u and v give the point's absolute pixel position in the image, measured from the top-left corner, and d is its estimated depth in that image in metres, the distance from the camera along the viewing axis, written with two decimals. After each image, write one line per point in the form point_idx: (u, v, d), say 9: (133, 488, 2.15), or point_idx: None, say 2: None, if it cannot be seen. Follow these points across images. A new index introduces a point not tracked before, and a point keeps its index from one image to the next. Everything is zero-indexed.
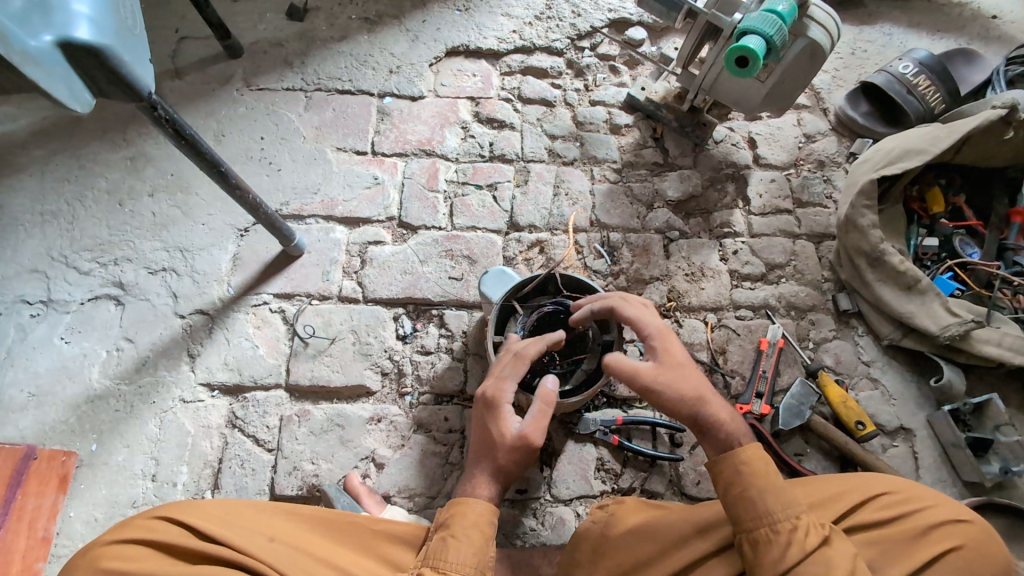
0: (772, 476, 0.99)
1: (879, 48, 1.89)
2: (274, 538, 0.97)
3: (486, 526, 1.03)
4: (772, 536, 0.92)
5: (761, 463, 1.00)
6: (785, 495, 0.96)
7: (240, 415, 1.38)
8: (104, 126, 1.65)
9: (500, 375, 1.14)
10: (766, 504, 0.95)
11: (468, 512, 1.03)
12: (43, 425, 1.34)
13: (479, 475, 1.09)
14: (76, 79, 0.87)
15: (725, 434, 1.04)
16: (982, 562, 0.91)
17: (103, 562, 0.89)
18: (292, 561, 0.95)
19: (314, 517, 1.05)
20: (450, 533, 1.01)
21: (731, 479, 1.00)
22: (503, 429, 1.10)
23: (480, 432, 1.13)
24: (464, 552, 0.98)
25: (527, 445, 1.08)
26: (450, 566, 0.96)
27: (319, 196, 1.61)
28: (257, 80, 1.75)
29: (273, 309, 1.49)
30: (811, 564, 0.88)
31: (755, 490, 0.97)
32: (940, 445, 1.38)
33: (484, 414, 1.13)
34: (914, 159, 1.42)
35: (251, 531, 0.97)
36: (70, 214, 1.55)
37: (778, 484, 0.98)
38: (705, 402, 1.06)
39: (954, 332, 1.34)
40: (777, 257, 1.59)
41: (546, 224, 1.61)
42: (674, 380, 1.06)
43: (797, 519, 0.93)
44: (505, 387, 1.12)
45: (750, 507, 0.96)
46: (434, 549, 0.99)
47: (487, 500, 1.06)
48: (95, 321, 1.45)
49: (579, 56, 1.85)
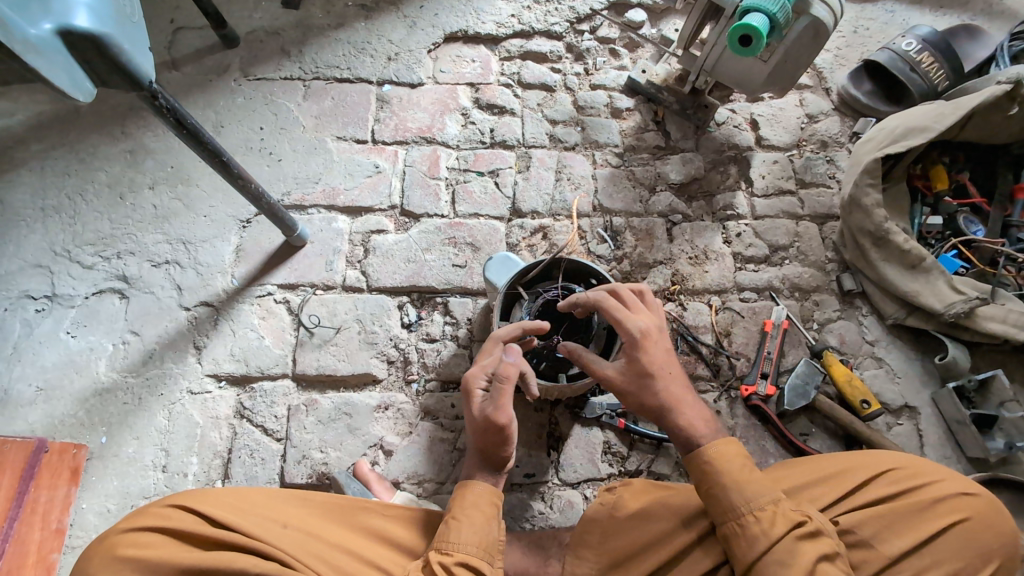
0: (736, 470, 0.98)
1: (881, 25, 1.87)
2: (287, 524, 0.99)
3: (487, 507, 1.04)
4: (741, 529, 0.93)
5: (725, 459, 1.00)
6: (752, 485, 0.96)
7: (248, 405, 1.39)
8: (103, 119, 1.64)
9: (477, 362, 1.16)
10: (729, 500, 0.96)
11: (468, 495, 1.05)
12: (52, 419, 1.35)
13: (470, 464, 1.12)
14: (78, 68, 0.87)
15: (688, 435, 1.05)
16: (987, 534, 0.93)
17: (119, 550, 0.90)
18: (306, 546, 0.96)
19: (328, 505, 1.07)
20: (452, 516, 1.02)
21: (699, 472, 1.01)
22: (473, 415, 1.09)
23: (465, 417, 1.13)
24: (466, 531, 0.99)
25: (494, 426, 1.05)
26: (455, 546, 0.97)
27: (319, 186, 1.61)
28: (254, 70, 1.74)
29: (277, 300, 1.49)
30: (777, 553, 0.88)
31: (718, 486, 0.97)
32: (944, 422, 1.39)
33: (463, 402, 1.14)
34: (919, 136, 1.41)
35: (265, 518, 0.98)
36: (72, 208, 1.55)
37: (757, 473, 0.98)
38: (674, 407, 1.06)
39: (959, 309, 1.34)
40: (780, 239, 1.59)
41: (549, 210, 1.61)
42: (644, 391, 1.06)
43: (760, 510, 0.93)
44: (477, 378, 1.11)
45: (718, 501, 0.97)
46: (440, 533, 1.01)
47: (487, 484, 1.08)
48: (101, 315, 1.45)
49: (578, 40, 1.83)
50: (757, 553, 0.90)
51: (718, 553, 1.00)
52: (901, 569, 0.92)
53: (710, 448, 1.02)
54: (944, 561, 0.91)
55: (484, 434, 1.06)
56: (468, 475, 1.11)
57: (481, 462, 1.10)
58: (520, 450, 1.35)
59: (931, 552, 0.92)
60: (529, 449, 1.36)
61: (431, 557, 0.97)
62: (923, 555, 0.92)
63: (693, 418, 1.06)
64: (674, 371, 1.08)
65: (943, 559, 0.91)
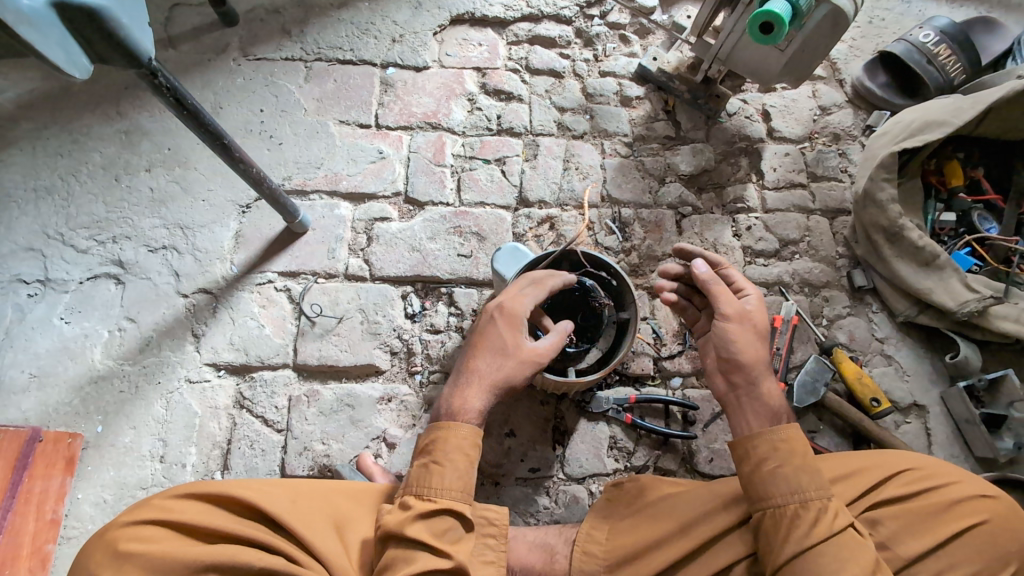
0: (808, 459, 0.98)
1: (897, 16, 1.83)
2: (293, 500, 0.97)
3: (469, 449, 1.02)
4: (801, 513, 0.92)
5: (800, 445, 1.00)
6: (818, 477, 0.96)
7: (247, 395, 1.36)
8: (96, 98, 1.59)
9: (523, 292, 1.16)
10: (796, 485, 0.95)
11: (452, 437, 1.01)
12: (46, 407, 1.31)
13: (471, 383, 1.08)
14: (72, 41, 0.82)
15: (773, 407, 1.07)
16: (1008, 537, 0.92)
17: (121, 544, 0.87)
18: (312, 525, 0.94)
19: (332, 484, 1.04)
20: (433, 460, 1.00)
21: (763, 455, 1.00)
22: (518, 344, 1.12)
23: (490, 338, 1.12)
24: (448, 477, 0.98)
25: (533, 363, 1.11)
26: (437, 492, 0.97)
27: (321, 171, 1.56)
28: (254, 50, 1.68)
29: (278, 288, 1.45)
30: (838, 546, 0.88)
31: (787, 470, 0.97)
32: (952, 421, 1.38)
33: (499, 326, 1.13)
34: (936, 131, 1.38)
35: (272, 497, 0.95)
36: (65, 190, 1.50)
37: (813, 465, 0.98)
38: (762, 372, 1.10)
39: (972, 308, 1.33)
40: (790, 233, 1.57)
41: (556, 200, 1.57)
42: (750, 334, 1.13)
43: (828, 501, 0.93)
44: (529, 302, 1.15)
45: (773, 485, 0.96)
46: (419, 477, 0.99)
47: (471, 424, 1.04)
48: (95, 300, 1.41)
49: (589, 25, 1.79)
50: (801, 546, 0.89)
51: (747, 545, 0.99)
52: (919, 570, 0.91)
53: (795, 423, 1.04)
54: (963, 563, 0.90)
55: (522, 365, 1.10)
56: (460, 407, 1.06)
57: (485, 385, 1.08)
58: (526, 444, 1.33)
59: (951, 553, 0.91)
60: (535, 443, 1.34)
61: (412, 504, 0.96)
62: (943, 556, 0.91)
63: (774, 390, 1.10)
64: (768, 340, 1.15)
65: (962, 560, 0.91)
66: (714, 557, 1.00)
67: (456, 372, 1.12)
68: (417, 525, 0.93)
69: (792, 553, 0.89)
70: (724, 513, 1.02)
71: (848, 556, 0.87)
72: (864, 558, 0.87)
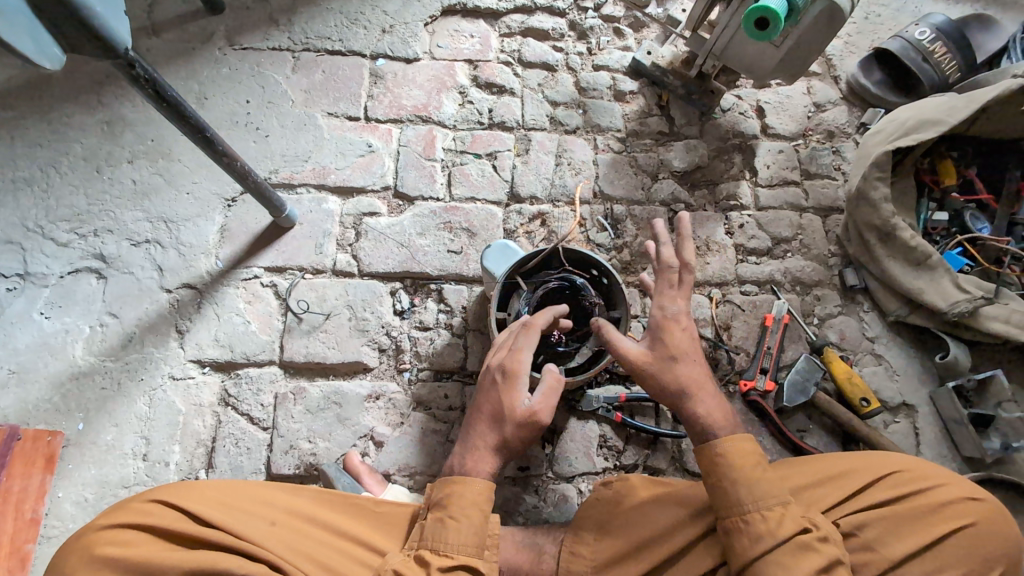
0: (749, 466, 0.96)
1: (893, 12, 1.82)
2: (274, 522, 0.95)
3: (484, 504, 0.99)
4: (745, 525, 0.92)
5: (738, 455, 0.98)
6: (759, 484, 0.94)
7: (233, 393, 1.34)
8: (77, 87, 1.55)
9: (518, 346, 1.10)
10: (736, 496, 0.94)
11: (466, 491, 0.99)
12: (26, 404, 1.29)
13: (477, 448, 1.04)
14: (41, 28, 0.79)
15: (705, 424, 1.03)
16: (993, 538, 0.92)
17: (98, 548, 0.85)
18: (292, 544, 0.93)
19: (316, 499, 1.03)
20: (447, 514, 0.97)
21: (708, 466, 0.99)
22: (515, 402, 1.05)
23: (489, 401, 1.08)
24: (464, 533, 0.96)
25: (536, 423, 1.05)
26: (452, 548, 0.95)
27: (309, 164, 1.53)
28: (240, 39, 1.64)
29: (264, 284, 1.43)
30: (781, 555, 0.88)
31: (728, 480, 0.96)
32: (940, 420, 1.38)
33: (497, 385, 1.08)
34: (931, 130, 1.37)
35: (251, 514, 0.94)
36: (45, 181, 1.46)
37: (753, 473, 0.96)
38: (696, 392, 1.04)
39: (963, 308, 1.32)
40: (783, 231, 1.56)
41: (548, 196, 1.56)
42: (662, 366, 1.05)
43: (768, 510, 0.92)
44: (523, 358, 1.08)
45: (725, 495, 0.95)
46: (432, 531, 0.97)
47: (486, 479, 1.02)
48: (76, 295, 1.38)
49: (582, 17, 1.76)
50: (752, 557, 0.89)
51: (716, 554, 0.99)
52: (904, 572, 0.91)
53: (723, 445, 0.99)
54: (948, 565, 0.90)
55: (524, 427, 1.05)
56: (472, 467, 1.02)
57: (492, 450, 1.04)
58: None
59: (936, 556, 0.91)
60: None
61: (428, 559, 0.94)
62: (929, 558, 0.91)
63: (709, 409, 1.04)
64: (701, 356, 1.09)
65: (947, 564, 0.91)
66: (688, 566, 1.00)
67: (462, 439, 1.08)
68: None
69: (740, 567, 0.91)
70: (699, 522, 1.02)
71: (793, 565, 0.87)
72: (827, 563, 0.88)
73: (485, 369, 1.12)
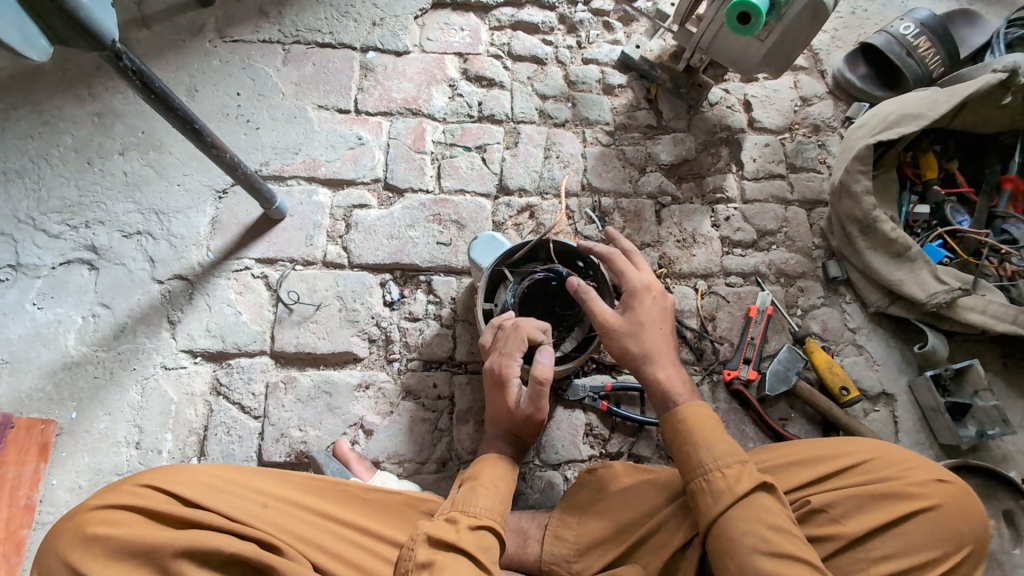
0: (712, 431, 1.02)
1: (880, 7, 1.83)
2: (266, 505, 0.97)
3: (508, 483, 1.08)
4: (709, 484, 0.96)
5: (701, 423, 1.04)
6: (720, 446, 0.99)
7: (224, 382, 1.35)
8: (67, 80, 1.55)
9: (507, 352, 1.14)
10: (698, 458, 0.99)
11: (495, 468, 1.09)
12: (18, 394, 1.30)
13: (494, 440, 1.17)
14: (30, 22, 0.80)
15: (666, 390, 1.09)
16: (958, 519, 0.95)
17: (88, 527, 0.85)
18: (284, 528, 0.95)
19: (305, 485, 1.05)
20: (478, 483, 1.04)
21: (676, 436, 1.04)
22: (512, 404, 1.13)
23: (492, 402, 1.17)
24: (493, 500, 1.02)
25: (533, 420, 1.14)
26: (482, 510, 0.99)
27: (300, 156, 1.55)
28: (231, 31, 1.65)
29: (255, 275, 1.44)
30: (740, 511, 0.92)
31: (692, 444, 1.01)
32: (919, 409, 1.41)
33: (494, 388, 1.16)
34: (912, 124, 1.39)
35: (242, 499, 0.95)
36: (36, 173, 1.47)
37: (716, 437, 1.01)
38: (655, 357, 1.11)
39: (941, 300, 1.34)
40: (768, 224, 1.58)
41: (537, 188, 1.57)
42: (629, 334, 1.11)
43: (728, 469, 0.96)
44: (512, 364, 1.13)
45: (690, 459, 1.00)
46: (463, 497, 1.02)
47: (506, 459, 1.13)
48: (68, 286, 1.39)
49: (572, 10, 1.77)
50: (716, 512, 0.93)
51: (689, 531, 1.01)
52: (869, 547, 0.94)
53: (685, 406, 1.06)
54: (913, 542, 0.94)
55: (526, 425, 1.14)
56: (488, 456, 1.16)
57: (510, 440, 1.17)
58: None
59: (903, 533, 0.95)
60: None
61: (458, 518, 0.97)
62: (895, 535, 0.95)
63: (668, 374, 1.10)
64: (664, 329, 1.14)
65: (912, 539, 0.94)
66: (661, 544, 1.02)
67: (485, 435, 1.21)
68: (466, 535, 0.94)
69: (707, 527, 0.94)
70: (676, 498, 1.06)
71: (755, 521, 0.90)
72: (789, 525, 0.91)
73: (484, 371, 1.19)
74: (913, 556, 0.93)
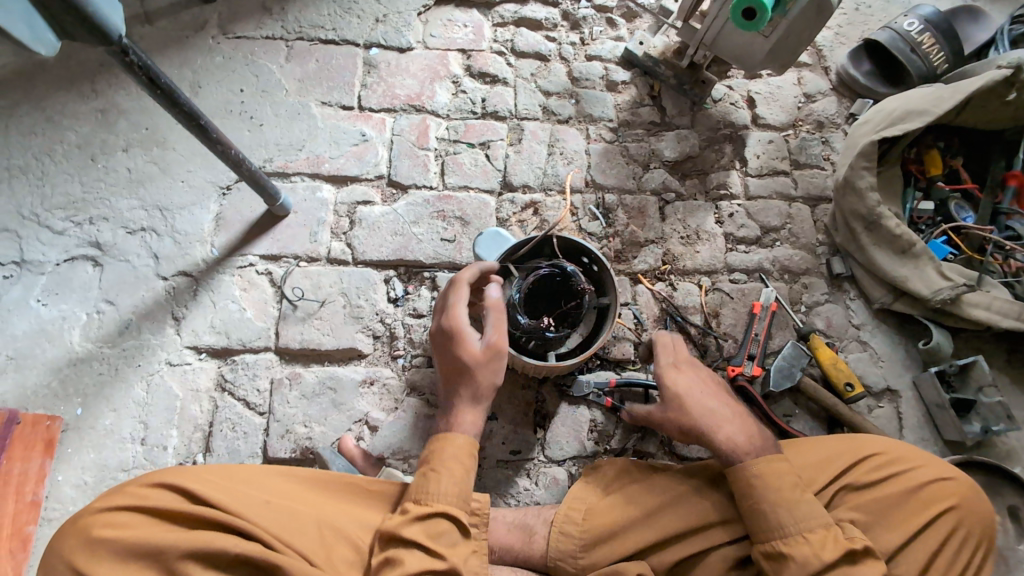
0: (789, 488, 0.98)
1: (883, 4, 1.83)
2: (270, 499, 0.97)
3: (468, 459, 1.05)
4: (790, 548, 0.94)
5: (775, 478, 0.99)
6: (801, 508, 0.96)
7: (229, 378, 1.36)
8: (70, 76, 1.55)
9: (451, 305, 1.16)
10: (777, 520, 0.96)
11: (450, 445, 1.05)
12: (24, 389, 1.30)
13: (456, 403, 1.11)
14: (38, 17, 0.80)
15: (731, 450, 1.04)
16: (971, 516, 0.98)
17: (96, 530, 0.85)
18: (289, 522, 0.94)
19: (308, 479, 1.05)
20: (431, 467, 1.03)
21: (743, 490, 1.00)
22: (471, 349, 1.12)
23: (448, 359, 1.14)
24: (444, 483, 1.00)
25: (494, 351, 1.11)
26: (433, 497, 0.99)
27: (303, 153, 1.55)
28: (234, 28, 1.65)
29: (259, 271, 1.44)
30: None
31: (768, 505, 0.97)
32: (924, 405, 1.41)
33: (447, 342, 1.14)
34: (916, 120, 1.39)
35: (246, 494, 0.95)
36: (40, 169, 1.47)
37: (793, 499, 0.97)
38: (709, 424, 1.07)
39: (945, 296, 1.35)
40: (772, 221, 1.58)
41: (540, 184, 1.57)
42: (676, 413, 1.11)
43: (807, 533, 0.94)
44: (458, 312, 1.14)
45: (764, 519, 0.97)
46: (416, 484, 1.01)
47: (466, 434, 1.08)
48: (73, 283, 1.39)
49: (575, 7, 1.77)
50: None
51: (731, 534, 1.04)
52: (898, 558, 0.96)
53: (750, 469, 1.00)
54: (937, 546, 0.96)
55: (489, 365, 1.12)
56: (455, 420, 1.10)
57: (472, 399, 1.11)
58: (506, 427, 1.35)
59: (925, 538, 0.96)
60: (516, 425, 1.35)
61: (409, 509, 0.98)
62: (918, 543, 0.96)
63: (734, 438, 1.05)
64: (719, 393, 1.14)
65: (934, 544, 0.96)
66: (685, 546, 1.05)
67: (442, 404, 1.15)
68: (411, 527, 0.95)
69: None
70: (699, 501, 1.07)
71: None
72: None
73: (433, 340, 1.18)
74: (935, 561, 0.95)
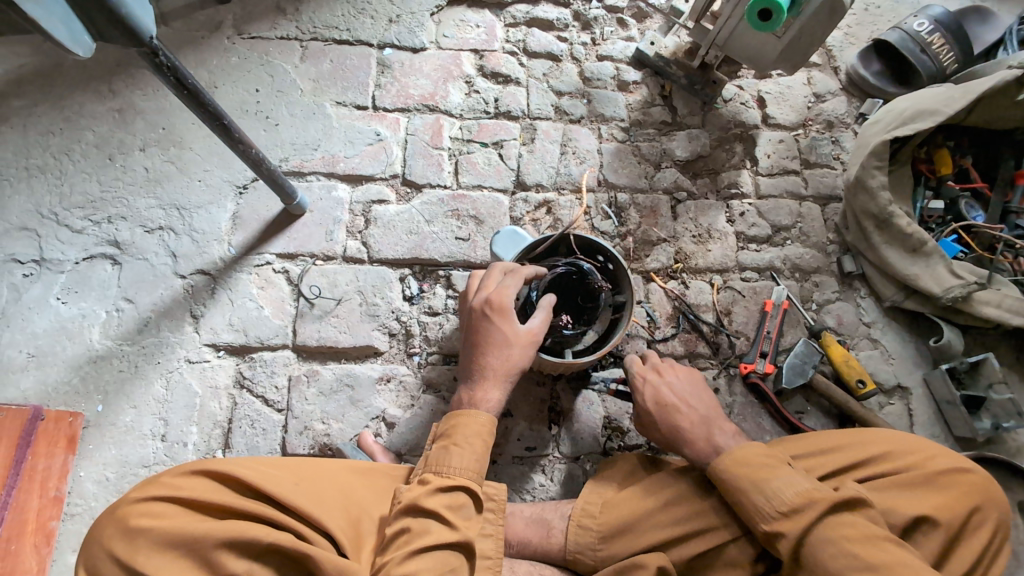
0: (761, 471, 1.02)
1: (892, 4, 1.85)
2: (298, 483, 0.98)
3: (487, 436, 1.07)
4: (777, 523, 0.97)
5: (741, 463, 1.04)
6: (775, 485, 0.99)
7: (248, 375, 1.37)
8: (87, 76, 1.56)
9: (503, 284, 1.16)
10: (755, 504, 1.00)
11: (472, 423, 1.07)
12: (45, 386, 1.32)
13: (484, 380, 1.11)
14: (75, 19, 0.81)
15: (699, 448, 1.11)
16: (986, 503, 1.00)
17: (131, 520, 0.86)
18: (319, 503, 0.96)
19: (331, 466, 1.07)
20: (452, 442, 1.04)
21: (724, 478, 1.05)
22: (513, 331, 1.13)
23: (484, 335, 1.13)
24: (464, 458, 1.02)
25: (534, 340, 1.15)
26: (454, 470, 1.01)
27: (319, 152, 1.56)
28: (248, 28, 1.66)
29: (276, 270, 1.46)
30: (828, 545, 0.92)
31: (747, 486, 1.01)
32: (934, 402, 1.43)
33: (487, 317, 1.13)
34: (929, 119, 1.40)
35: (275, 479, 0.97)
36: (58, 168, 1.48)
37: (763, 479, 1.01)
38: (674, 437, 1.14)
39: (957, 293, 1.36)
40: (783, 219, 1.59)
41: (553, 184, 1.59)
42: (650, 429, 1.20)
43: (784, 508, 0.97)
44: (509, 292, 1.15)
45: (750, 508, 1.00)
46: (436, 457, 1.03)
47: (489, 412, 1.09)
48: (92, 281, 1.41)
49: (587, 7, 1.78)
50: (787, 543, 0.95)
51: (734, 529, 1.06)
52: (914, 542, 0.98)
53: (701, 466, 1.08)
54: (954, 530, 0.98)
55: (523, 346, 1.13)
56: (481, 398, 1.10)
57: (500, 377, 1.11)
58: (522, 424, 1.36)
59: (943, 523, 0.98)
60: (530, 422, 1.37)
61: (430, 479, 1.00)
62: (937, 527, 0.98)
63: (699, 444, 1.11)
64: (697, 400, 1.18)
65: (951, 529, 0.98)
66: (700, 540, 1.06)
67: (463, 377, 1.13)
68: (434, 498, 0.97)
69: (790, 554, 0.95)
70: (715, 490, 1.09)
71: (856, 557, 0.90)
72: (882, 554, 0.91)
73: (470, 312, 1.16)
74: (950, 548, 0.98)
